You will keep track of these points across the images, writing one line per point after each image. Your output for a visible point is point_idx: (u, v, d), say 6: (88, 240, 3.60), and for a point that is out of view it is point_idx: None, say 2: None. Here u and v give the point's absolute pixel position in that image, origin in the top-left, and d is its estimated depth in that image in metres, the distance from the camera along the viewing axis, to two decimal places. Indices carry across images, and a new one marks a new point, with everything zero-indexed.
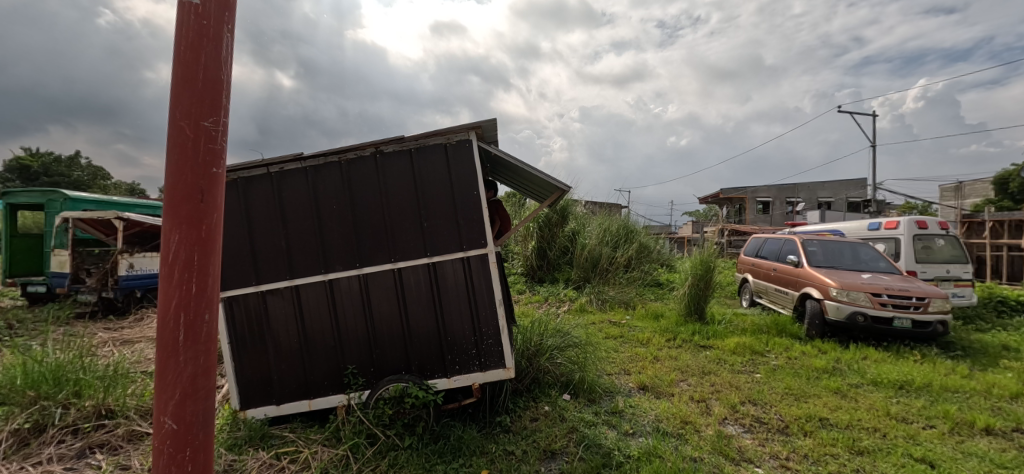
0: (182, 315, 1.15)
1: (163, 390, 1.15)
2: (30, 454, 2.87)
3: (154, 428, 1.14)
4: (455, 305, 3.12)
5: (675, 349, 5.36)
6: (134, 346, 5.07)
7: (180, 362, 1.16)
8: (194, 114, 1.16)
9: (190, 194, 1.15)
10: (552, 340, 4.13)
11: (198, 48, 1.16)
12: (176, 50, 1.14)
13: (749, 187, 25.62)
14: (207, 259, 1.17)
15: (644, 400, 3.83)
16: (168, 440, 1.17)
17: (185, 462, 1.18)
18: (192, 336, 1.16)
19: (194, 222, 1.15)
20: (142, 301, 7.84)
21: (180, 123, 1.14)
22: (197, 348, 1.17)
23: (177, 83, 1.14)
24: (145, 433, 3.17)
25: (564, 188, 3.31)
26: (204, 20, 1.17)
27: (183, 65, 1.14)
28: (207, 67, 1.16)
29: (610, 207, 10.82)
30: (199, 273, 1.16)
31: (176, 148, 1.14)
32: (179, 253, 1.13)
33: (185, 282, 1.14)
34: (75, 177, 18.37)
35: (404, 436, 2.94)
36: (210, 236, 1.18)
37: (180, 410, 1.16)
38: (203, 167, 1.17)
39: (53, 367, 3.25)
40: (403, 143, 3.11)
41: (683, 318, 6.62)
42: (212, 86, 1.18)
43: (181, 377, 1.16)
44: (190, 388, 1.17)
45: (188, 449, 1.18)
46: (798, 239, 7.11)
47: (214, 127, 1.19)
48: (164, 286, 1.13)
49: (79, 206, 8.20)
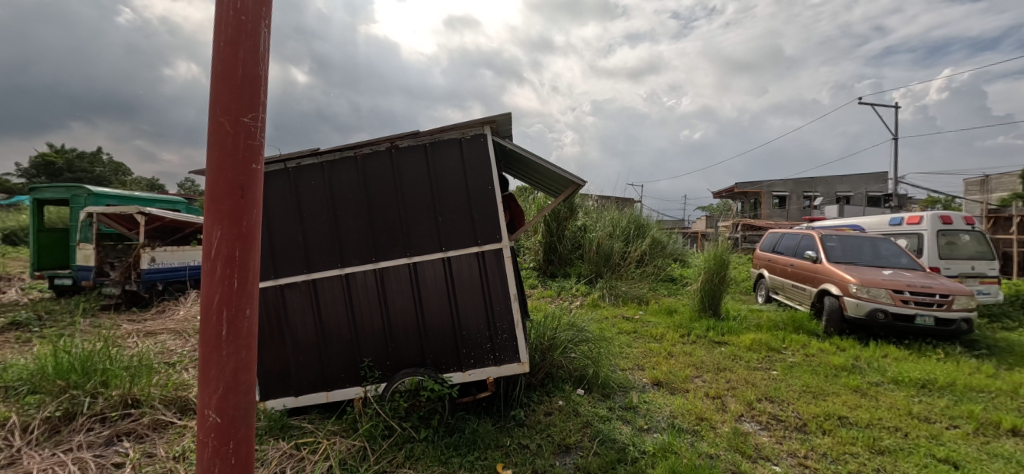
0: (226, 310, 1.17)
1: (207, 385, 1.17)
2: (62, 441, 2.98)
3: (198, 421, 1.16)
4: (470, 301, 3.13)
5: (690, 345, 5.31)
6: (157, 336, 5.19)
7: (222, 356, 1.17)
8: (234, 110, 1.17)
9: (231, 190, 1.15)
10: (565, 334, 4.12)
11: (237, 44, 1.17)
12: (214, 46, 1.15)
13: (764, 181, 25.22)
14: (247, 256, 1.18)
15: (659, 396, 3.81)
16: (212, 433, 1.19)
17: (229, 455, 1.20)
18: (234, 331, 1.18)
19: (234, 217, 1.16)
20: (164, 294, 7.86)
21: (220, 120, 1.15)
22: (239, 343, 1.19)
23: (217, 77, 1.15)
24: (169, 422, 3.26)
25: (579, 182, 3.26)
26: (242, 15, 1.18)
27: (224, 60, 1.15)
28: (246, 63, 1.17)
29: (623, 200, 10.70)
30: (240, 269, 1.17)
31: (217, 145, 1.15)
32: (221, 248, 1.15)
33: (227, 278, 1.16)
34: (97, 173, 18.92)
35: (419, 428, 2.95)
36: (250, 232, 1.18)
37: (224, 403, 1.18)
38: (242, 163, 1.17)
39: (82, 358, 3.36)
40: (418, 137, 3.11)
41: (697, 314, 6.54)
42: (250, 81, 1.18)
43: (224, 371, 1.18)
44: (233, 383, 1.19)
45: (231, 442, 1.20)
46: (816, 234, 6.98)
47: (252, 122, 1.18)
48: (206, 283, 1.15)
49: (102, 200, 8.40)
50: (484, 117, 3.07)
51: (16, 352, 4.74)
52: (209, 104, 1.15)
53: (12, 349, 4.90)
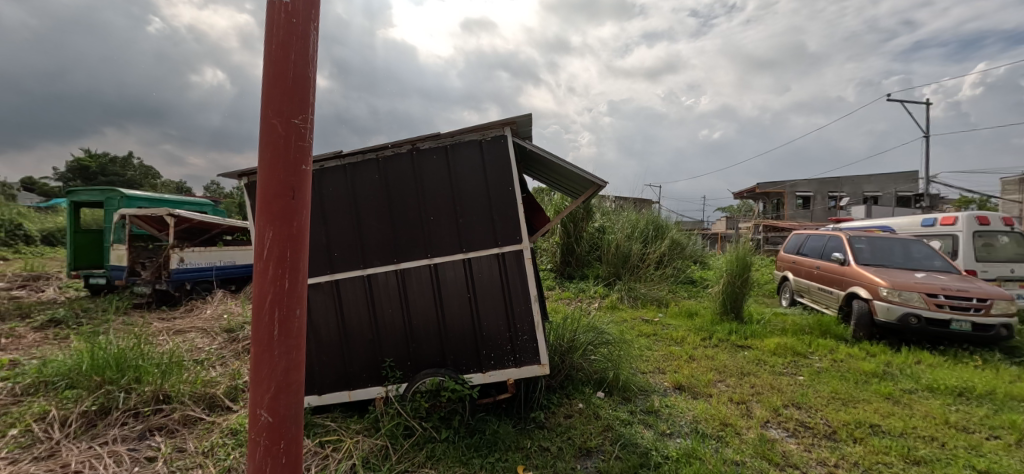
0: (277, 311, 1.19)
1: (259, 384, 1.20)
2: (98, 434, 3.09)
3: (251, 420, 1.18)
4: (490, 302, 3.13)
5: (712, 349, 5.21)
6: (186, 334, 5.36)
7: (274, 356, 1.20)
8: (285, 112, 1.18)
9: (283, 191, 1.17)
10: (585, 336, 4.09)
11: (288, 46, 1.18)
12: (267, 49, 1.17)
13: (787, 181, 24.59)
14: (298, 257, 1.19)
15: (681, 400, 3.75)
16: (264, 431, 1.21)
17: (279, 454, 1.22)
18: (285, 331, 1.19)
19: (285, 218, 1.18)
20: (192, 293, 8.12)
21: (273, 122, 1.17)
22: (289, 343, 1.21)
23: (270, 80, 1.17)
24: (198, 418, 3.35)
25: (600, 182, 3.23)
26: (294, 18, 1.19)
27: (276, 63, 1.17)
28: (297, 65, 1.18)
29: (641, 201, 10.57)
30: (291, 270, 1.18)
31: (270, 147, 1.17)
32: (272, 249, 1.17)
33: (279, 279, 1.18)
34: (128, 176, 19.63)
35: (440, 429, 2.96)
36: (299, 234, 1.19)
37: (275, 403, 1.20)
38: (294, 165, 1.19)
39: (116, 354, 3.48)
40: (439, 140, 3.13)
41: (718, 317, 6.40)
42: (301, 84, 1.19)
43: (275, 371, 1.20)
44: (284, 383, 1.21)
45: (282, 441, 1.22)
46: (844, 235, 6.77)
47: (303, 123, 1.20)
48: (258, 283, 1.16)
49: (134, 203, 8.72)
50: (505, 119, 3.06)
51: (55, 348, 4.95)
52: (261, 107, 1.17)
53: (51, 346, 5.12)
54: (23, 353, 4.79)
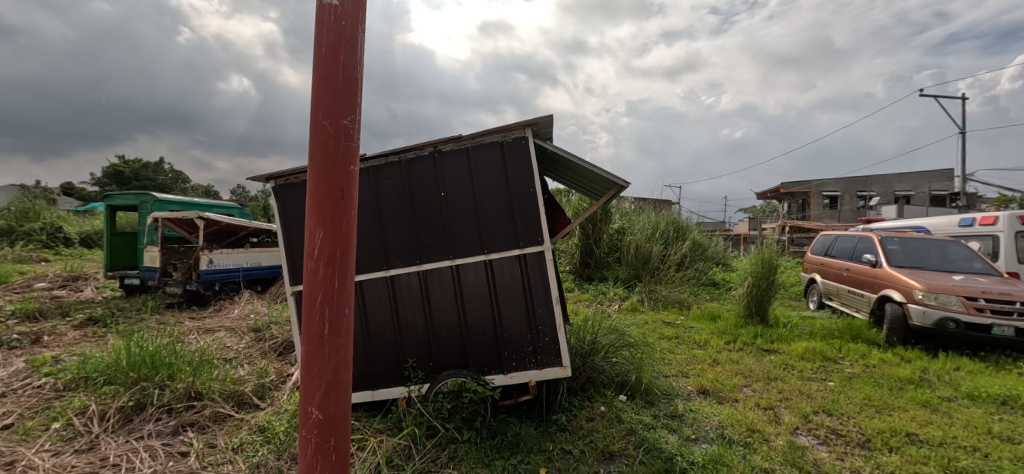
0: (327, 309, 1.21)
1: (310, 382, 1.22)
2: (134, 428, 3.21)
3: (303, 417, 1.21)
4: (512, 304, 3.13)
5: (737, 353, 5.09)
6: (215, 333, 5.52)
7: (325, 354, 1.22)
8: (334, 113, 1.21)
9: (333, 192, 1.20)
10: (607, 339, 4.04)
11: (337, 49, 1.21)
12: (317, 52, 1.20)
13: (813, 181, 23.87)
14: (346, 256, 1.22)
15: (706, 405, 3.67)
16: (315, 428, 1.23)
17: (329, 452, 1.25)
18: (335, 330, 1.22)
19: (335, 218, 1.20)
20: (220, 294, 8.38)
21: (323, 123, 1.20)
22: (338, 341, 1.23)
23: (321, 82, 1.20)
24: (228, 415, 3.45)
25: (623, 183, 3.18)
26: (342, 21, 1.22)
27: (326, 65, 1.20)
28: (346, 67, 1.21)
29: (661, 202, 10.42)
30: (340, 269, 1.21)
31: (320, 148, 1.20)
32: (323, 248, 1.20)
33: (329, 277, 1.21)
34: (160, 180, 20.38)
35: (462, 430, 2.97)
36: (348, 234, 1.22)
37: (326, 401, 1.23)
38: (343, 165, 1.21)
39: (151, 352, 3.61)
40: (460, 142, 3.15)
41: (743, 320, 6.25)
42: (349, 86, 1.22)
43: (326, 369, 1.23)
44: (334, 381, 1.23)
45: (332, 439, 1.24)
46: (875, 236, 6.52)
47: (351, 124, 1.23)
48: (309, 282, 1.19)
49: (166, 206, 9.05)
50: (526, 120, 3.05)
51: (94, 345, 5.17)
52: (312, 109, 1.20)
53: (90, 343, 5.35)
54: (64, 350, 5.01)
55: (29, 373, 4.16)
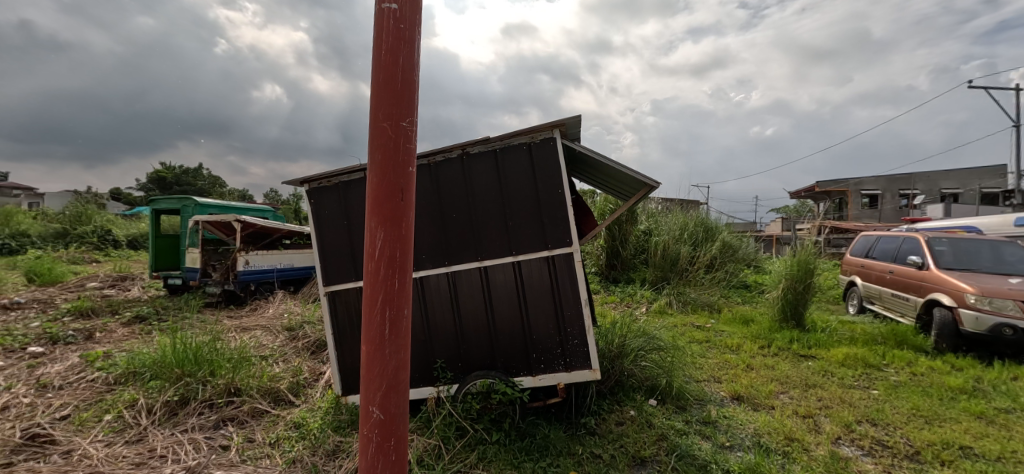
0: (387, 310, 1.23)
1: (372, 382, 1.25)
2: (179, 422, 3.37)
3: (364, 417, 1.24)
4: (540, 305, 3.12)
5: (771, 358, 4.91)
6: (252, 332, 5.74)
7: (386, 355, 1.25)
8: (394, 115, 1.22)
9: (393, 194, 1.21)
10: (636, 341, 3.96)
11: (396, 51, 1.22)
12: (377, 55, 1.21)
13: (851, 179, 22.82)
14: (406, 257, 1.23)
15: (740, 411, 3.55)
16: (376, 428, 1.26)
17: (390, 451, 1.27)
18: (395, 330, 1.24)
19: (394, 220, 1.22)
20: (256, 294, 8.70)
21: (383, 126, 1.21)
22: (398, 342, 1.25)
23: (381, 86, 1.21)
24: (265, 411, 3.57)
25: (653, 183, 3.13)
26: (401, 23, 1.22)
27: (385, 68, 1.21)
28: (405, 70, 1.22)
29: (689, 202, 10.19)
30: (400, 270, 1.23)
31: (381, 150, 1.21)
32: (384, 249, 1.21)
33: (389, 279, 1.23)
34: (199, 185, 21.39)
35: (491, 431, 2.98)
36: (406, 235, 1.23)
37: (387, 401, 1.25)
38: (402, 167, 1.22)
39: (194, 349, 3.79)
40: (488, 144, 3.17)
41: (777, 324, 6.03)
42: (408, 87, 1.23)
43: (387, 370, 1.25)
44: (394, 382, 1.26)
45: (392, 438, 1.27)
46: (921, 237, 6.18)
47: (410, 126, 1.23)
48: (371, 282, 1.22)
49: (206, 210, 9.49)
50: (554, 121, 3.03)
51: (141, 342, 5.46)
52: (372, 112, 1.22)
53: (137, 339, 5.66)
54: (115, 346, 5.32)
55: (83, 368, 4.42)
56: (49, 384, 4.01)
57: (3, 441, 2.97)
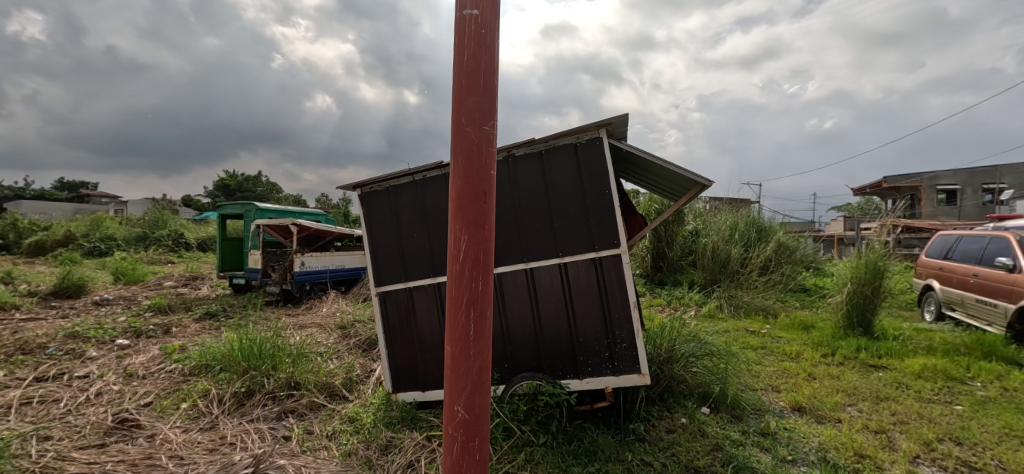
0: (472, 312, 1.25)
1: (456, 382, 1.28)
2: (246, 412, 3.61)
3: (450, 416, 1.27)
4: (587, 308, 3.08)
5: (835, 367, 4.57)
6: (307, 329, 6.07)
7: (470, 356, 1.27)
8: (476, 119, 1.24)
9: (476, 196, 1.23)
10: (687, 346, 3.81)
11: (478, 56, 1.24)
12: (460, 61, 1.24)
13: (924, 173, 20.85)
14: (488, 259, 1.25)
15: (802, 423, 3.33)
16: (461, 428, 1.28)
17: (474, 451, 1.30)
18: (479, 332, 1.26)
19: (478, 222, 1.24)
20: (311, 293, 9.19)
21: (467, 130, 1.24)
22: (481, 343, 1.27)
23: (464, 91, 1.24)
24: (322, 405, 3.77)
25: (706, 182, 3.01)
26: (482, 29, 1.25)
27: (468, 74, 1.24)
28: (487, 74, 1.24)
29: (740, 201, 9.70)
30: (483, 272, 1.25)
31: (465, 155, 1.24)
32: (468, 252, 1.24)
33: (473, 280, 1.25)
34: (259, 192, 22.94)
35: (538, 433, 2.98)
36: (489, 237, 1.25)
37: (471, 401, 1.27)
38: (485, 170, 1.25)
39: (258, 344, 4.05)
40: (533, 146, 3.17)
41: (842, 331, 5.60)
42: (489, 91, 1.25)
43: (471, 370, 1.28)
44: (478, 382, 1.28)
45: (476, 438, 1.29)
46: (1013, 236, 5.51)
47: (492, 129, 1.25)
48: (455, 284, 1.25)
49: (265, 214, 10.15)
50: (600, 120, 2.99)
51: (211, 337, 5.92)
52: (456, 117, 1.25)
53: (208, 334, 6.14)
54: (188, 340, 5.80)
55: (163, 359, 4.85)
56: (134, 373, 4.42)
57: (98, 423, 3.32)
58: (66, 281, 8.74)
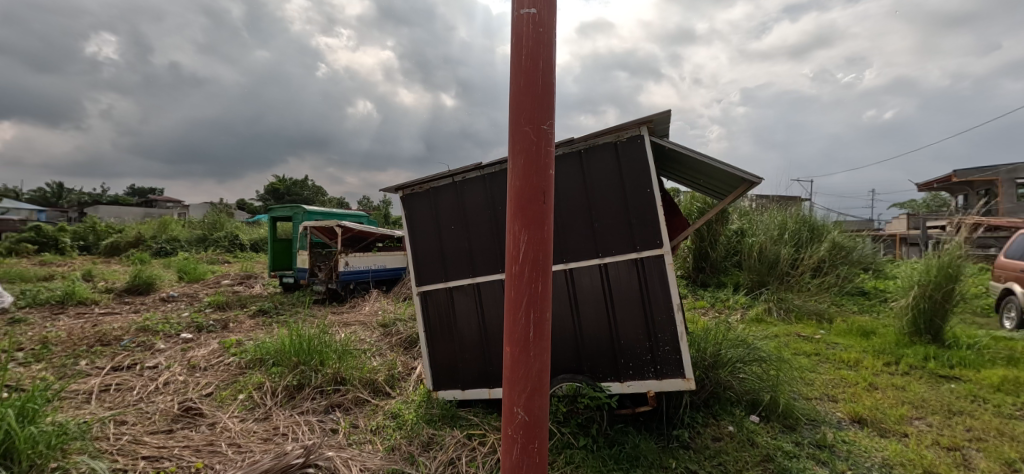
0: (531, 313, 1.25)
1: (517, 383, 1.28)
2: (297, 404, 3.80)
3: (510, 417, 1.27)
4: (629, 310, 3.02)
5: (900, 377, 4.23)
6: (352, 327, 6.32)
7: (531, 357, 1.27)
8: (535, 118, 1.24)
9: (535, 196, 1.23)
10: (734, 352, 3.65)
11: (537, 55, 1.24)
12: (518, 60, 1.25)
13: (1003, 166, 18.91)
14: (547, 259, 1.24)
15: (863, 437, 3.11)
16: (521, 429, 1.28)
17: (534, 453, 1.29)
18: (539, 333, 1.25)
19: (537, 222, 1.24)
20: (354, 292, 9.55)
21: (525, 129, 1.24)
22: (541, 345, 1.27)
23: (523, 91, 1.24)
24: (366, 400, 3.90)
25: (755, 179, 2.86)
26: (539, 28, 1.25)
27: (526, 73, 1.24)
28: (545, 72, 1.23)
29: (789, 198, 9.19)
30: (542, 273, 1.24)
31: (524, 154, 1.24)
32: (528, 252, 1.24)
33: (533, 281, 1.25)
34: (306, 195, 24.12)
35: (578, 436, 2.94)
36: (547, 237, 1.25)
37: (531, 402, 1.27)
38: (543, 170, 1.24)
39: (308, 340, 4.26)
40: (572, 145, 3.13)
41: (907, 338, 5.18)
42: (547, 89, 1.24)
43: (531, 371, 1.28)
44: (538, 384, 1.28)
45: (536, 441, 1.28)
46: None
47: (550, 129, 1.25)
48: (515, 284, 1.26)
49: (312, 216, 10.65)
50: (641, 118, 2.92)
51: (264, 332, 6.29)
52: (515, 117, 1.25)
53: (261, 330, 6.52)
54: (244, 335, 6.18)
55: (222, 352, 5.20)
56: (197, 365, 4.76)
57: (167, 411, 3.60)
58: (138, 279, 9.54)
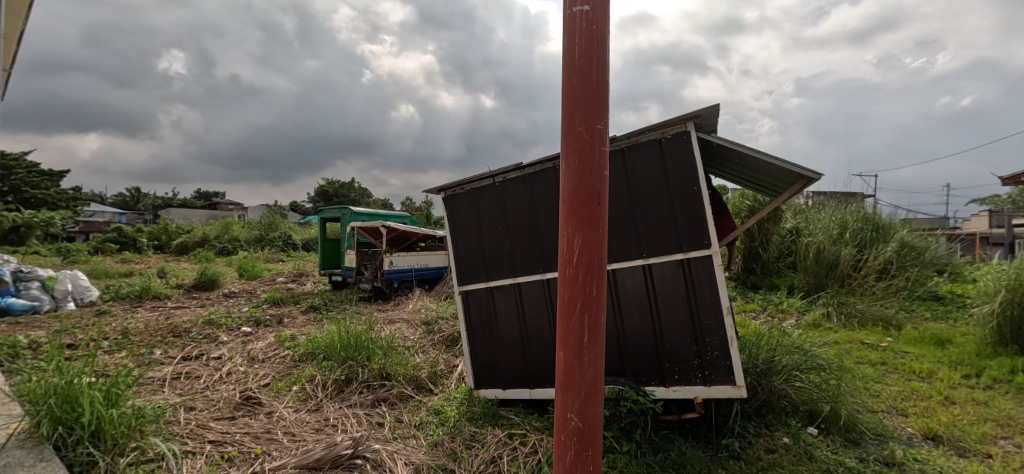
0: (585, 318, 1.23)
1: (570, 388, 1.27)
2: (346, 397, 3.97)
3: (563, 423, 1.26)
4: (674, 312, 2.92)
5: (981, 391, 3.83)
6: (395, 324, 6.52)
7: (585, 363, 1.25)
8: (589, 118, 1.22)
9: (589, 198, 1.21)
10: (790, 358, 3.43)
11: (591, 53, 1.22)
12: (571, 60, 1.23)
13: None
14: (601, 262, 1.22)
15: (939, 455, 2.83)
16: (574, 435, 1.27)
17: (587, 460, 1.28)
18: (594, 338, 1.24)
19: (591, 224, 1.22)
20: (398, 290, 9.87)
21: (579, 129, 1.22)
22: (594, 350, 1.25)
23: (576, 91, 1.23)
24: (410, 396, 4.02)
25: (814, 175, 2.68)
26: (593, 25, 1.22)
27: (580, 72, 1.22)
28: (599, 71, 1.21)
29: (850, 195, 8.55)
30: (596, 276, 1.22)
31: (577, 155, 1.23)
32: (582, 255, 1.22)
33: (587, 284, 1.23)
34: (353, 197, 25.18)
35: (621, 440, 2.88)
36: (602, 239, 1.22)
37: (585, 408, 1.25)
38: (598, 171, 1.22)
39: (355, 336, 4.44)
40: (615, 143, 3.07)
41: (990, 349, 4.68)
42: (601, 88, 1.22)
43: (585, 376, 1.26)
44: (592, 389, 1.26)
45: (590, 447, 1.27)
46: None
47: (605, 128, 1.22)
48: (569, 288, 1.25)
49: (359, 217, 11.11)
50: (688, 114, 2.81)
51: (315, 328, 6.63)
52: (568, 118, 1.24)
53: (312, 325, 6.88)
54: (297, 330, 6.54)
55: (277, 346, 5.54)
56: (256, 357, 5.10)
57: (230, 399, 3.87)
58: (204, 276, 10.35)
